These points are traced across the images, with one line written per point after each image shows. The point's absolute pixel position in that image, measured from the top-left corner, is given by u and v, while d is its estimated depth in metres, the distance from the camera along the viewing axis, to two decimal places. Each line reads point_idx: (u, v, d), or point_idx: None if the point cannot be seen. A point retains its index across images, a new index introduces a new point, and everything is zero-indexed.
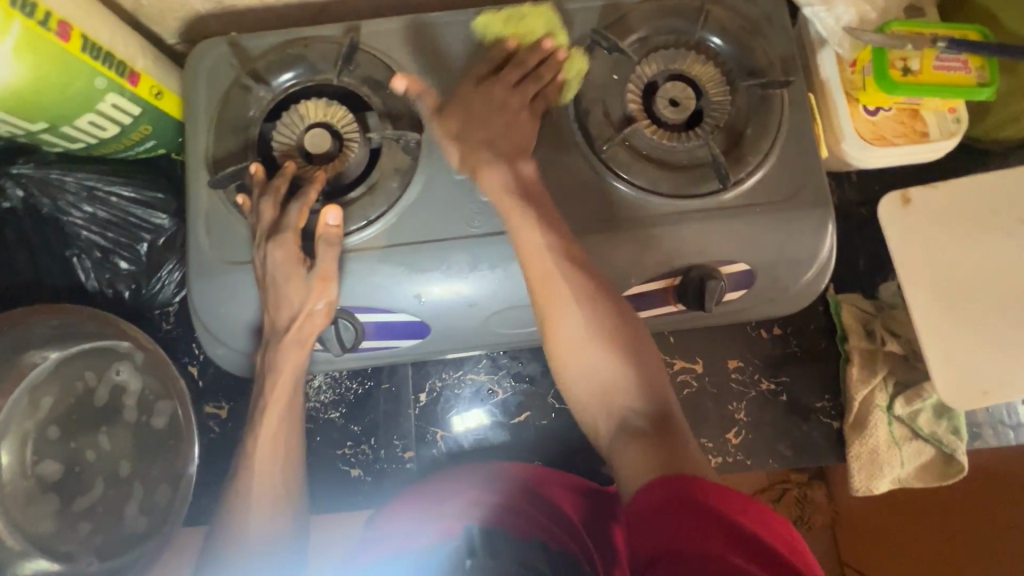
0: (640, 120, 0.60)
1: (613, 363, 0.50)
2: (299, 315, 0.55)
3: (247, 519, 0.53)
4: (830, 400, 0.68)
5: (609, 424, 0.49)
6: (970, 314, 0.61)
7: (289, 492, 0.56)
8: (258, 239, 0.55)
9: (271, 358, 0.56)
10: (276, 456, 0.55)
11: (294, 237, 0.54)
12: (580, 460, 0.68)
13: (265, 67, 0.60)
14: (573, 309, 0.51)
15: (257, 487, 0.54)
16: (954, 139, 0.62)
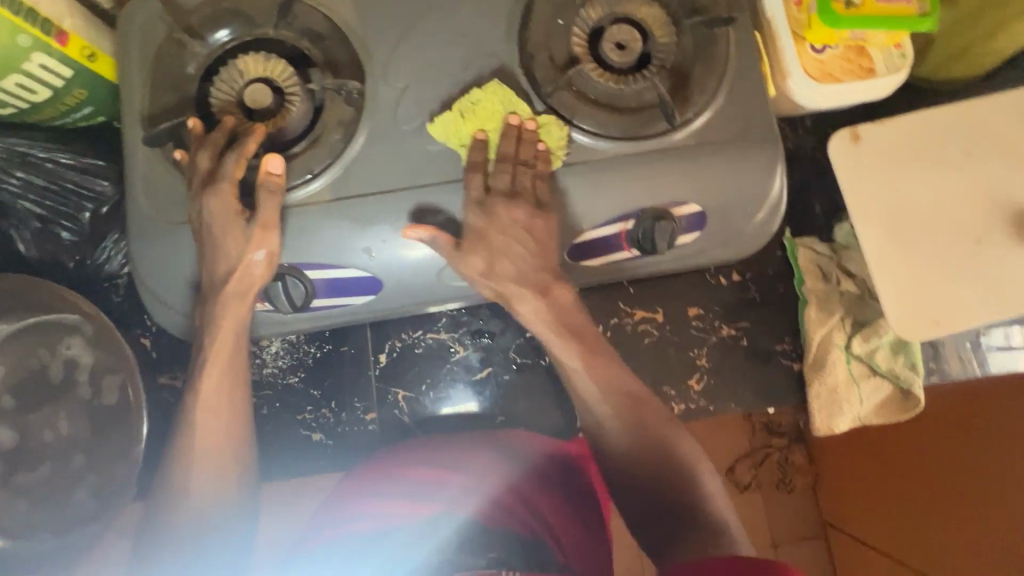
0: (585, 63, 0.59)
1: (617, 419, 0.59)
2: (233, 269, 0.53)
3: (190, 482, 0.52)
4: (790, 342, 0.69)
5: (600, 409, 0.60)
6: (920, 248, 0.62)
7: (235, 456, 0.55)
8: (196, 189, 0.54)
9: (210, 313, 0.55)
10: (222, 420, 0.55)
11: (230, 188, 0.52)
12: (548, 414, 0.69)
13: (200, 22, 0.58)
14: (582, 363, 0.59)
15: (201, 451, 0.53)
16: (899, 74, 0.62)
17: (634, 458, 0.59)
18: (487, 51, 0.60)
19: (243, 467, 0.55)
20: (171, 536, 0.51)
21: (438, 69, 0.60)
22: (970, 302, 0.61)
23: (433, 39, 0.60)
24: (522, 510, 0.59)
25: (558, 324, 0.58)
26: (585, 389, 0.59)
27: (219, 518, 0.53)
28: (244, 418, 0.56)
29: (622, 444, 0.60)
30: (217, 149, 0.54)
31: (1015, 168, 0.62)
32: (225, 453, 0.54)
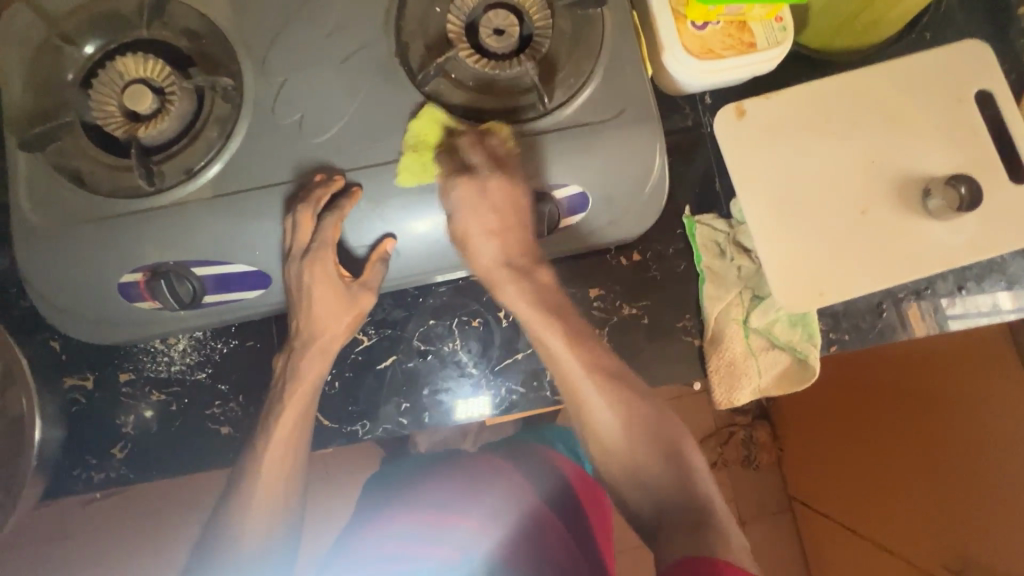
0: (460, 49, 0.59)
1: (625, 442, 0.58)
2: (305, 315, 0.60)
3: (244, 525, 0.57)
4: (692, 318, 0.69)
5: (612, 436, 0.59)
6: (806, 220, 0.63)
7: (287, 496, 0.60)
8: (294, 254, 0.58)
9: (308, 336, 0.60)
10: (284, 462, 0.59)
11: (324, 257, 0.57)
12: (474, 409, 0.68)
13: (74, 26, 0.59)
14: (610, 405, 0.59)
15: (260, 492, 0.58)
16: (781, 47, 0.62)
17: (663, 484, 0.57)
18: (363, 41, 0.60)
19: (292, 489, 0.60)
20: (218, 574, 0.56)
21: (314, 61, 0.60)
22: (856, 271, 0.62)
23: (309, 32, 0.60)
24: (533, 552, 0.62)
25: (580, 372, 0.58)
26: (604, 426, 0.59)
27: (265, 556, 0.58)
28: (303, 459, 0.61)
29: (652, 469, 0.58)
30: (320, 204, 0.56)
31: (898, 136, 0.63)
32: (286, 473, 0.59)
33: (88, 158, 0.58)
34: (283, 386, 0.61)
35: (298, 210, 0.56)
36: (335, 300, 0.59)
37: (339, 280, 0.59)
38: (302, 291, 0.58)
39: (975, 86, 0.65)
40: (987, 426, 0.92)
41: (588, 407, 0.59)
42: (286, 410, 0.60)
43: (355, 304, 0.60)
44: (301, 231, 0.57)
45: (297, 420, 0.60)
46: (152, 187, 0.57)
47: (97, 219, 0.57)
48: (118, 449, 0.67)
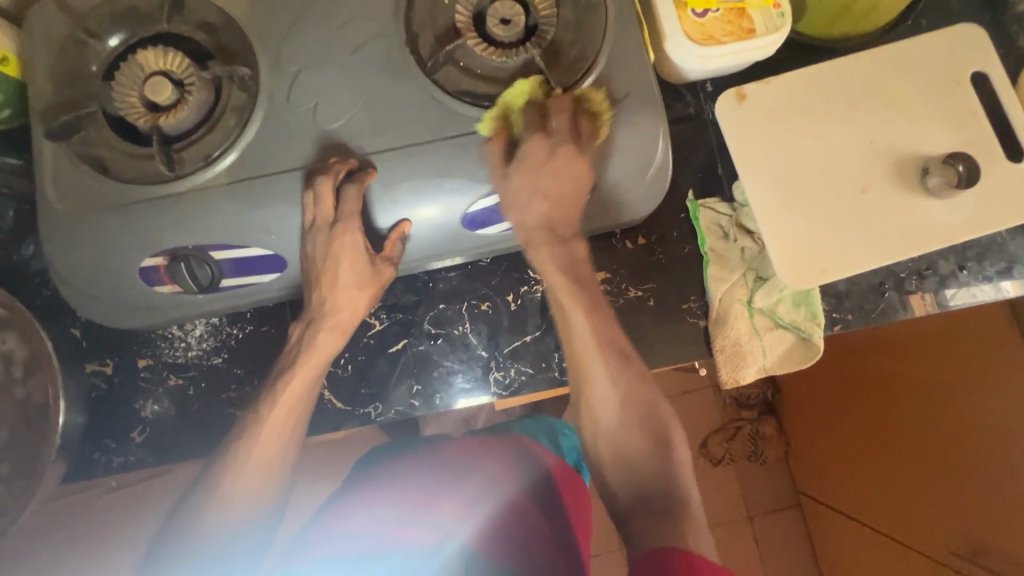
0: (468, 38, 0.60)
1: (621, 420, 0.61)
2: (329, 286, 0.61)
3: (232, 485, 0.58)
4: (697, 299, 0.70)
5: (609, 413, 0.62)
6: (807, 200, 0.64)
7: (279, 467, 0.61)
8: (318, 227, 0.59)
9: (324, 312, 0.62)
10: (281, 432, 0.61)
11: (339, 240, 0.59)
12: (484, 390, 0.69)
13: (97, 22, 0.61)
14: (602, 377, 0.61)
15: (254, 457, 0.59)
16: (780, 33, 0.64)
17: (638, 465, 0.60)
18: (375, 32, 0.62)
19: (285, 463, 0.61)
20: (196, 530, 0.57)
21: (328, 52, 0.62)
22: (857, 248, 0.63)
23: (323, 24, 0.62)
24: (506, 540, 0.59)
25: (593, 346, 0.61)
26: (602, 402, 0.62)
27: (244, 520, 0.58)
28: (300, 432, 0.63)
29: (639, 445, 0.61)
30: (341, 175, 0.59)
31: (895, 118, 0.65)
32: (280, 446, 0.61)
33: (111, 148, 0.60)
34: (294, 358, 0.63)
35: (319, 182, 0.58)
36: (360, 271, 0.61)
37: (367, 252, 0.60)
38: (327, 265, 0.60)
39: (971, 68, 0.66)
40: (976, 408, 0.93)
41: (596, 380, 0.61)
42: (296, 378, 0.62)
43: (377, 277, 0.62)
44: (323, 204, 0.58)
45: (301, 392, 0.62)
46: (172, 173, 0.59)
47: (120, 205, 0.59)
48: (137, 432, 0.68)
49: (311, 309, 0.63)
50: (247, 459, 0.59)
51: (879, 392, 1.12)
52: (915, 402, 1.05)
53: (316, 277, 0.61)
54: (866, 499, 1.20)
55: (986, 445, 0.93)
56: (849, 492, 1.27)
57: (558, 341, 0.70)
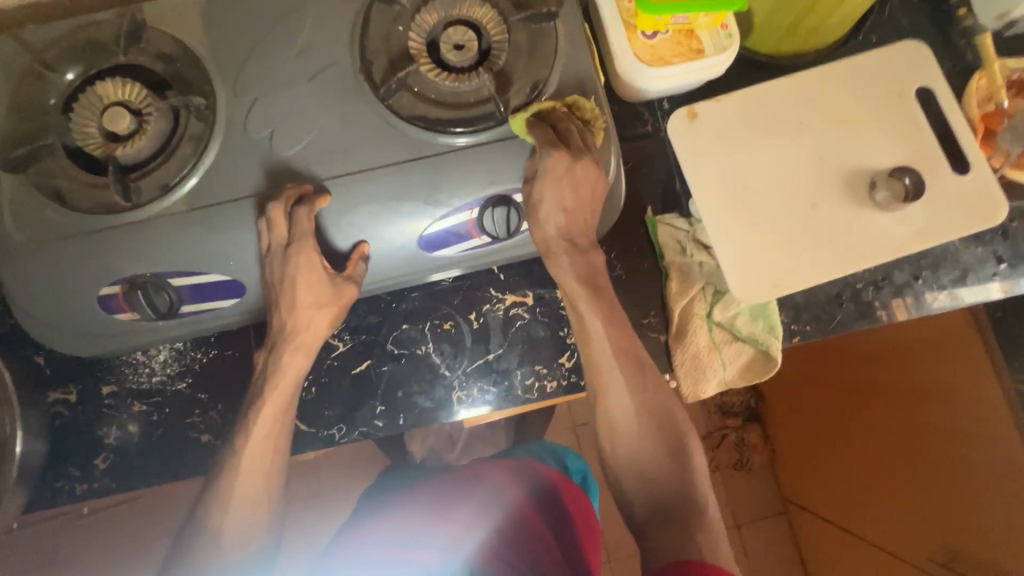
0: (422, 64, 0.62)
1: (636, 420, 0.63)
2: (287, 308, 0.61)
3: (225, 513, 0.59)
4: (657, 314, 0.71)
5: (620, 407, 0.63)
6: (760, 216, 0.65)
7: (272, 484, 0.62)
8: (274, 250, 0.60)
9: (280, 334, 0.63)
10: (269, 447, 0.62)
11: (299, 267, 0.60)
12: (449, 409, 0.70)
13: (56, 55, 0.62)
14: (616, 376, 0.62)
15: (245, 479, 0.60)
16: (728, 53, 0.66)
17: (648, 464, 0.63)
18: (330, 60, 0.63)
19: (273, 491, 0.62)
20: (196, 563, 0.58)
21: (283, 80, 0.63)
22: (809, 263, 0.64)
23: (279, 53, 0.63)
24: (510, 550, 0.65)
25: (610, 356, 0.62)
26: (620, 410, 0.63)
27: (248, 544, 0.60)
28: (285, 448, 0.64)
29: (648, 449, 0.63)
30: (292, 201, 0.59)
31: (843, 133, 0.66)
32: (268, 465, 0.62)
33: (69, 178, 0.60)
34: (265, 379, 0.63)
35: (271, 208, 0.59)
36: (319, 290, 0.61)
37: (325, 273, 0.61)
38: (284, 287, 0.61)
39: (916, 83, 0.68)
40: (943, 415, 0.96)
41: (608, 388, 0.63)
42: (264, 407, 0.62)
43: (337, 296, 0.62)
44: (277, 228, 0.59)
45: (281, 413, 0.63)
46: (128, 203, 0.59)
47: (77, 235, 0.60)
48: (101, 459, 0.68)
49: (271, 333, 0.63)
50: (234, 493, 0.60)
51: (861, 396, 1.13)
52: (886, 407, 1.07)
53: (273, 299, 0.62)
54: (843, 503, 1.23)
55: (949, 451, 0.95)
56: (829, 498, 1.28)
57: (520, 359, 0.70)
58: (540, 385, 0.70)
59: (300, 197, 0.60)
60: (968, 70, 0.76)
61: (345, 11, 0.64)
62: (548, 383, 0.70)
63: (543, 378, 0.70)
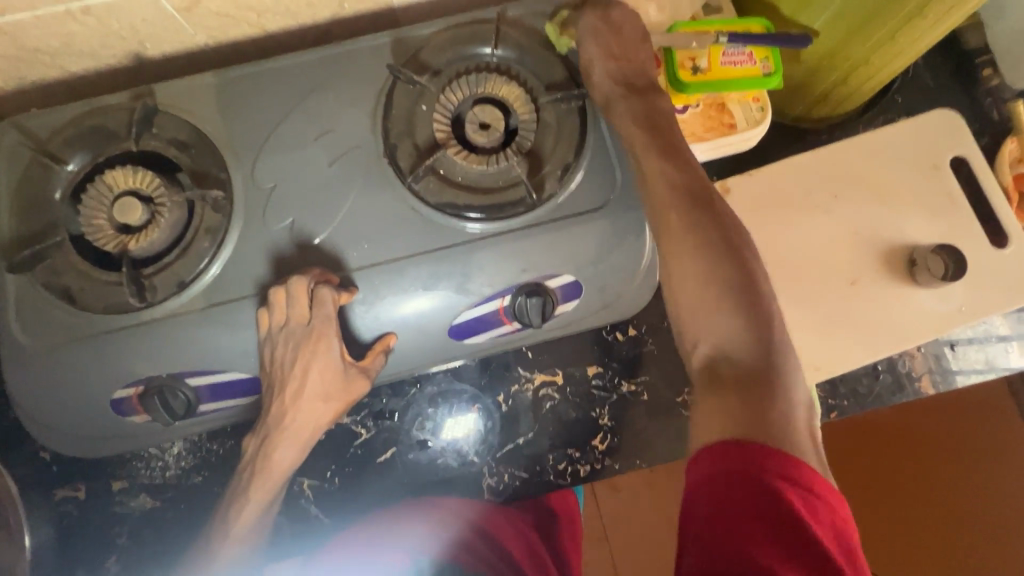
0: (448, 148, 0.60)
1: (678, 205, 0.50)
2: (293, 395, 0.54)
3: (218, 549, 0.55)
4: (690, 393, 0.70)
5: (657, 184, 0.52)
6: (798, 296, 0.64)
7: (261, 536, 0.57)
8: (289, 344, 0.54)
9: (278, 422, 0.55)
10: (261, 498, 0.56)
11: (320, 356, 0.54)
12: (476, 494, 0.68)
13: (61, 144, 0.59)
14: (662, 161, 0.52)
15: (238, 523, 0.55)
16: (761, 126, 0.63)
17: (734, 349, 0.46)
18: (352, 141, 0.61)
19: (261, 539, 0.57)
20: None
21: (304, 165, 0.60)
22: (849, 346, 0.62)
23: (298, 135, 0.61)
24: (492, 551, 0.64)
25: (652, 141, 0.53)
26: (684, 267, 0.49)
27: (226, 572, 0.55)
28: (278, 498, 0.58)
29: (723, 323, 0.47)
30: (316, 277, 0.55)
31: (878, 207, 0.65)
32: (263, 511, 0.56)
33: (79, 275, 0.57)
34: (255, 470, 0.56)
35: (293, 281, 0.54)
36: (330, 383, 0.55)
37: (340, 359, 0.55)
38: (295, 373, 0.54)
39: (950, 153, 0.66)
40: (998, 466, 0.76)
41: (674, 249, 0.49)
42: (251, 501, 0.56)
43: (346, 390, 0.56)
44: (297, 305, 0.54)
45: (291, 461, 0.56)
46: (141, 302, 0.56)
47: (88, 336, 0.56)
48: (112, 561, 0.65)
49: (266, 423, 0.56)
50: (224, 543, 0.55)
51: None
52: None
53: (279, 384, 0.55)
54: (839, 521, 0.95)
55: (1017, 541, 0.74)
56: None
57: (551, 442, 0.68)
58: (573, 469, 0.68)
59: (324, 279, 0.56)
60: (999, 132, 0.74)
61: (367, 92, 0.62)
62: (581, 468, 0.68)
63: (575, 462, 0.68)
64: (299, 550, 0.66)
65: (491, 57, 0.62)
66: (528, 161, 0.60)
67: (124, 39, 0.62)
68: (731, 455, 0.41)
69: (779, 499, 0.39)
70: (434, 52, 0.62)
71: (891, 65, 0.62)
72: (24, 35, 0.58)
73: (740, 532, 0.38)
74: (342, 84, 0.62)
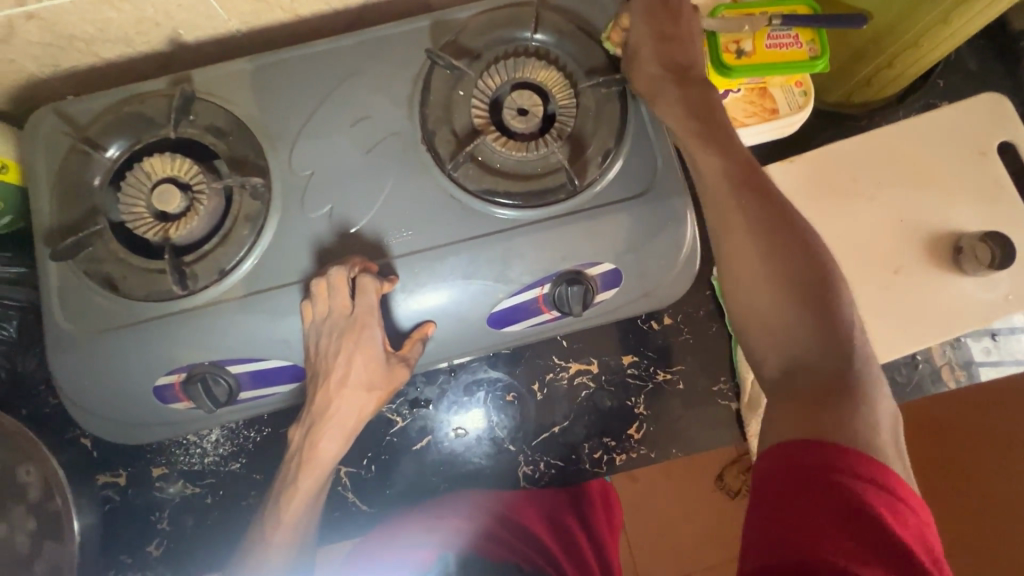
0: (487, 134, 0.59)
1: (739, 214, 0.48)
2: (337, 385, 0.54)
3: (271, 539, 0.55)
4: (727, 382, 0.69)
5: (709, 165, 0.50)
6: (843, 284, 0.63)
7: (308, 524, 0.57)
8: (333, 335, 0.54)
9: (319, 413, 0.55)
10: (312, 489, 0.56)
11: (366, 342, 0.54)
12: (513, 480, 0.68)
13: (99, 132, 0.59)
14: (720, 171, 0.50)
15: (286, 509, 0.56)
16: (803, 112, 0.62)
17: (810, 358, 0.43)
18: (390, 128, 0.60)
19: (309, 529, 0.58)
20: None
21: (341, 151, 0.60)
22: (892, 335, 0.62)
23: (336, 121, 0.60)
24: (526, 544, 0.65)
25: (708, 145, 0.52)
26: (754, 297, 0.46)
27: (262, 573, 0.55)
28: (324, 489, 0.58)
29: (796, 322, 0.44)
30: (356, 266, 0.55)
31: (925, 194, 0.64)
32: (311, 501, 0.56)
33: (119, 264, 0.57)
34: (299, 460, 0.56)
35: (333, 272, 0.54)
36: (373, 372, 0.55)
37: (382, 348, 0.55)
38: (339, 362, 0.54)
39: (998, 139, 0.65)
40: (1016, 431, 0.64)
41: (738, 268, 0.47)
42: (298, 488, 0.55)
43: (389, 380, 0.55)
44: (338, 295, 0.54)
45: (340, 448, 0.56)
46: (183, 290, 0.56)
47: (131, 324, 0.57)
48: (154, 546, 0.66)
49: (310, 413, 0.56)
50: (271, 535, 0.55)
51: None
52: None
53: (321, 372, 0.55)
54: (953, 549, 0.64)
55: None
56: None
57: (587, 431, 0.68)
58: (609, 458, 0.68)
59: (364, 267, 0.55)
60: None
61: (404, 78, 0.61)
62: (616, 457, 0.68)
63: (611, 451, 0.68)
64: (342, 539, 0.66)
65: (530, 41, 0.61)
66: (568, 148, 0.60)
67: (158, 25, 0.62)
68: (802, 451, 0.38)
69: (856, 498, 0.36)
70: (471, 37, 0.61)
71: (938, 48, 0.61)
72: (60, 21, 0.57)
73: (807, 534, 0.35)
74: (379, 69, 0.61)
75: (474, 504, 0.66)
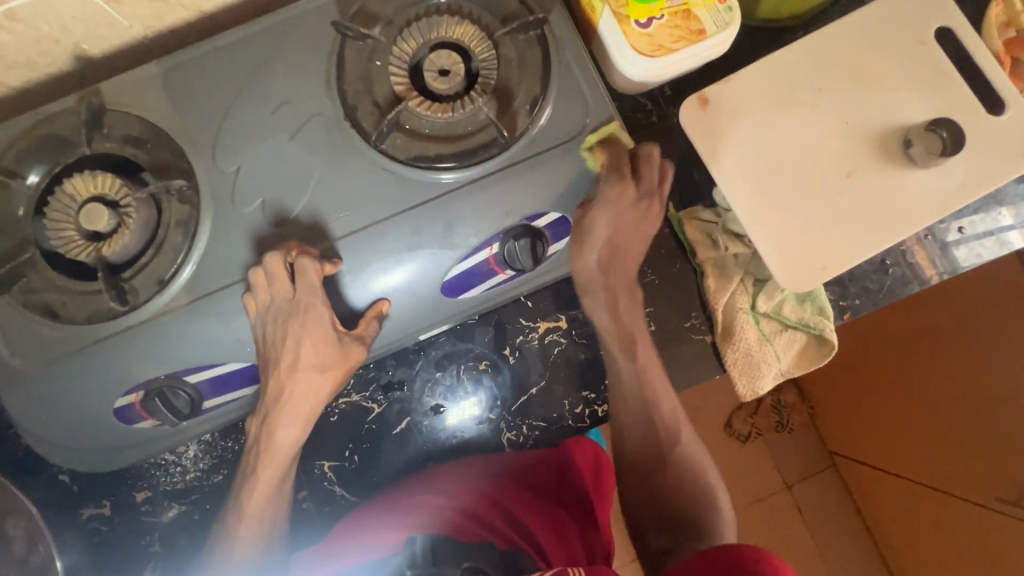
0: (409, 100, 0.57)
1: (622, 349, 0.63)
2: (289, 366, 0.56)
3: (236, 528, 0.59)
4: (700, 315, 0.67)
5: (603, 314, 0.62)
6: (794, 198, 0.62)
7: (273, 514, 0.60)
8: (282, 322, 0.54)
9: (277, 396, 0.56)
10: (272, 484, 0.59)
11: (319, 323, 0.55)
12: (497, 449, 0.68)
13: (14, 159, 0.57)
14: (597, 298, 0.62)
15: (251, 503, 0.59)
16: (731, 28, 0.60)
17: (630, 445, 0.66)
18: (310, 110, 0.58)
19: (278, 518, 0.61)
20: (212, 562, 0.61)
21: (263, 140, 0.58)
22: (851, 241, 0.61)
23: (254, 111, 0.58)
24: (497, 516, 0.67)
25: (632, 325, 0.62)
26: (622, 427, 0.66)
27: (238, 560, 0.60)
28: (289, 481, 0.61)
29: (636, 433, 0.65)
30: (293, 249, 0.54)
31: (867, 91, 0.62)
32: (271, 494, 0.59)
33: (57, 290, 0.56)
34: (257, 452, 0.58)
35: (268, 258, 0.53)
36: (325, 352, 0.56)
37: (332, 326, 0.55)
38: (286, 347, 0.55)
39: (934, 25, 0.63)
40: None
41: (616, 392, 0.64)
42: (260, 480, 0.58)
43: (341, 358, 0.56)
44: (277, 282, 0.53)
45: (295, 436, 0.58)
46: (124, 306, 0.55)
47: (78, 349, 0.55)
48: (150, 570, 0.66)
49: (264, 401, 0.57)
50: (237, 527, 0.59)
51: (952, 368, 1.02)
52: (927, 408, 1.08)
53: (270, 360, 0.56)
54: None
55: None
56: (886, 520, 1.31)
57: (565, 388, 0.67)
58: (591, 411, 0.68)
59: (303, 249, 0.55)
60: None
61: (316, 55, 0.59)
62: (598, 408, 0.68)
63: (591, 403, 0.67)
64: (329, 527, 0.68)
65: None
66: (495, 100, 0.58)
67: (59, 42, 0.60)
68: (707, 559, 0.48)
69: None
70: (380, 5, 0.59)
71: None
72: None
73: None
74: (290, 50, 0.59)
75: (451, 476, 0.66)
